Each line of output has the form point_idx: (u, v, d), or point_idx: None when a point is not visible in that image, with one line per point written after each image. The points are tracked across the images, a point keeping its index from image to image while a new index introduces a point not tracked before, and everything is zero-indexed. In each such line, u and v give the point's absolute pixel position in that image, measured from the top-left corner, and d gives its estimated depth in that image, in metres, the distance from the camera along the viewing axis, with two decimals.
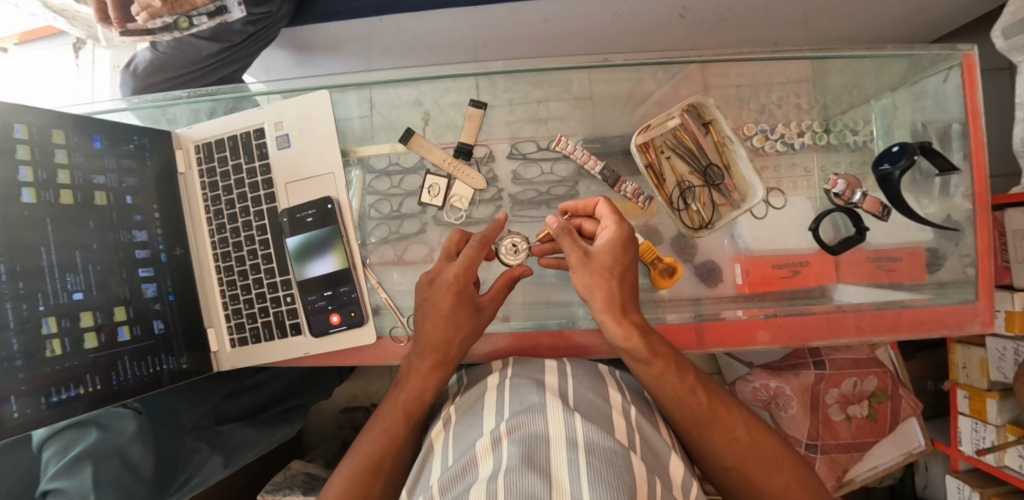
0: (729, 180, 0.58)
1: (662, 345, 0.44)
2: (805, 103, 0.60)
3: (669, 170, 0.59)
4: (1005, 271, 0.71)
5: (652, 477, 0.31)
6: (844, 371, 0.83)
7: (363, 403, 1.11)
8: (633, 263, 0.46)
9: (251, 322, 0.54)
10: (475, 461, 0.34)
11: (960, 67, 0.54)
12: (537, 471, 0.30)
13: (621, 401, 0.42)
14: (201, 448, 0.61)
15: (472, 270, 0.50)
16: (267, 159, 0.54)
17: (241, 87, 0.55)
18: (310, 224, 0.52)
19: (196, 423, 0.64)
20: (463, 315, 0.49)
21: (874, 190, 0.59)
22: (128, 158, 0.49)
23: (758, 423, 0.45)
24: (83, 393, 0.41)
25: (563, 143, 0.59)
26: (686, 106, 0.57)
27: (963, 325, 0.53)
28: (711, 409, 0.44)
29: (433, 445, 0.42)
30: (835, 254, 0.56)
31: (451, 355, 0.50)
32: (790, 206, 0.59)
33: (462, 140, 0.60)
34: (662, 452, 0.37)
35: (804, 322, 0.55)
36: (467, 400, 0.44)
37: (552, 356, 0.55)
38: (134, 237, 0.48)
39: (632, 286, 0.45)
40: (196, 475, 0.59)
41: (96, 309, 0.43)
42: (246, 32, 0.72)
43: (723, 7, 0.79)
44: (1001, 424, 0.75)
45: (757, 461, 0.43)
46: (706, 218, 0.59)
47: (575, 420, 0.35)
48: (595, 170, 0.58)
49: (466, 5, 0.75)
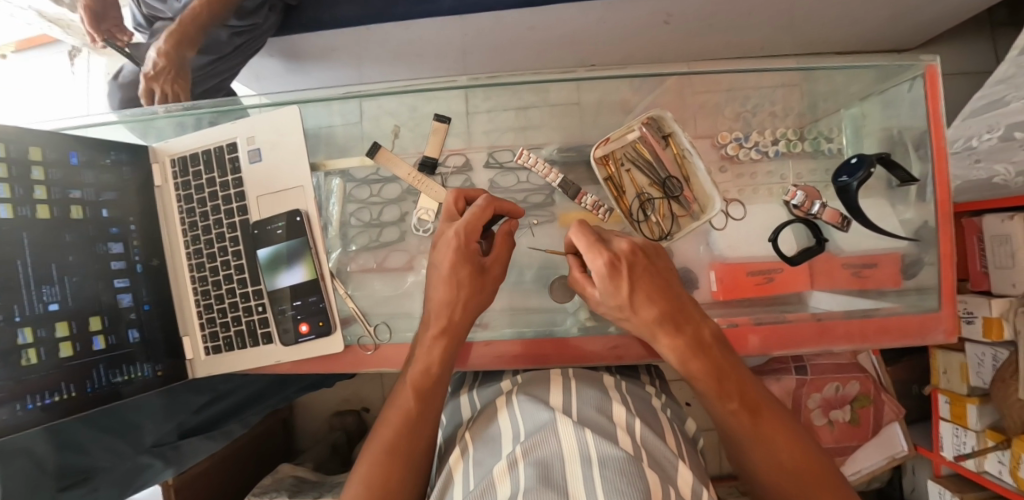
0: (687, 191, 0.58)
1: (703, 365, 0.43)
2: (779, 110, 0.61)
3: (628, 182, 0.59)
4: (983, 276, 0.73)
5: (666, 485, 0.33)
6: (826, 376, 0.83)
7: (353, 407, 1.14)
8: (645, 283, 0.44)
9: (224, 331, 0.55)
10: (492, 483, 0.36)
11: (923, 77, 0.54)
12: (554, 489, 0.32)
13: (627, 417, 0.43)
14: (155, 464, 0.65)
15: (476, 229, 0.49)
16: (239, 173, 0.55)
17: (230, 99, 0.55)
18: (279, 236, 0.53)
19: (157, 440, 0.66)
20: (452, 260, 0.48)
21: (833, 201, 0.60)
22: (106, 172, 0.50)
23: (815, 445, 0.42)
24: (59, 400, 0.42)
25: (524, 156, 0.60)
26: (646, 118, 0.56)
27: (925, 335, 0.54)
28: (760, 433, 0.42)
29: (452, 472, 0.43)
30: (796, 265, 0.57)
31: (458, 323, 0.49)
32: (749, 216, 0.60)
33: (426, 153, 0.61)
34: (668, 462, 0.38)
35: (793, 328, 0.54)
36: (481, 424, 0.46)
37: (558, 363, 0.55)
38: (110, 249, 0.49)
39: (652, 303, 0.44)
40: (147, 481, 0.66)
41: (72, 319, 0.44)
42: (233, 42, 0.77)
43: (706, 13, 0.81)
44: (981, 430, 0.75)
45: (803, 480, 0.40)
46: (665, 229, 0.58)
47: (585, 433, 0.36)
48: (555, 182, 0.59)
49: (451, 14, 0.76)
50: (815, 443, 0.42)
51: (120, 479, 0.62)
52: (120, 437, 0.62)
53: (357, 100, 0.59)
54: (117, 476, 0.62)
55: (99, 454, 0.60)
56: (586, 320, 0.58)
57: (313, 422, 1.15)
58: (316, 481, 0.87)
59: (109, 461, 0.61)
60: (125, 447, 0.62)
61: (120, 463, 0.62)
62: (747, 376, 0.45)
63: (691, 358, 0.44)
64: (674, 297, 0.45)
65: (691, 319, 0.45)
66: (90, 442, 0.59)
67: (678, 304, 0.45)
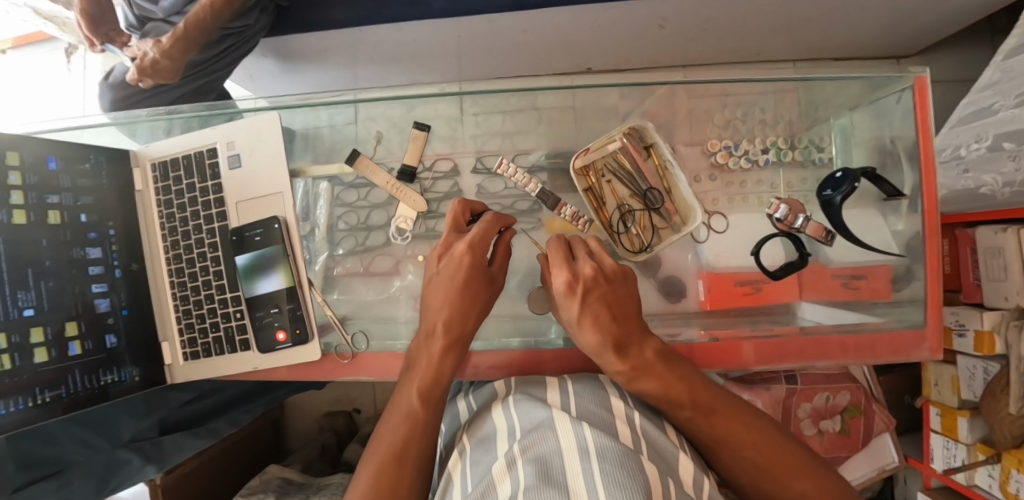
0: (669, 203, 0.57)
1: (650, 384, 0.43)
2: (769, 118, 0.61)
3: (608, 193, 0.59)
4: (976, 288, 0.72)
5: (664, 477, 0.34)
6: (817, 386, 0.82)
7: (345, 407, 1.14)
8: (588, 305, 0.44)
9: (203, 337, 0.55)
10: (492, 484, 0.36)
11: (912, 88, 0.53)
12: (555, 486, 0.32)
13: (625, 408, 0.44)
14: (135, 460, 0.64)
15: (488, 241, 0.49)
16: (219, 179, 0.55)
17: (229, 103, 0.56)
18: (257, 242, 0.53)
19: (135, 435, 0.65)
20: (467, 275, 0.48)
21: (817, 213, 0.59)
22: (85, 177, 0.50)
23: (782, 440, 0.41)
24: (33, 405, 0.42)
25: (503, 165, 0.58)
26: (628, 129, 0.56)
27: (908, 353, 0.53)
28: (722, 436, 0.42)
29: (451, 475, 0.43)
30: (776, 279, 0.56)
31: (469, 333, 0.49)
32: (732, 228, 0.59)
33: (405, 162, 0.61)
34: (669, 455, 0.39)
35: (776, 344, 0.54)
36: (479, 427, 0.46)
37: (553, 370, 0.55)
38: (88, 253, 0.49)
39: (597, 328, 0.43)
40: (125, 481, 0.64)
41: (48, 324, 0.45)
42: (223, 44, 0.75)
43: (701, 18, 0.80)
44: (971, 443, 0.74)
45: (774, 475, 0.40)
46: (645, 241, 0.58)
47: (582, 428, 0.38)
48: (534, 192, 0.58)
49: (442, 16, 0.76)
50: (787, 438, 0.42)
51: (97, 474, 0.62)
52: (95, 431, 0.62)
53: (352, 103, 0.58)
54: (92, 470, 0.62)
55: (71, 447, 0.60)
56: (570, 329, 0.56)
57: (304, 421, 1.15)
58: (304, 483, 0.87)
59: (84, 454, 0.61)
60: (101, 442, 0.63)
61: (95, 457, 0.62)
62: (702, 381, 0.44)
63: (633, 380, 0.43)
64: (621, 322, 0.44)
65: (637, 342, 0.44)
66: (61, 434, 0.59)
67: (619, 323, 0.44)
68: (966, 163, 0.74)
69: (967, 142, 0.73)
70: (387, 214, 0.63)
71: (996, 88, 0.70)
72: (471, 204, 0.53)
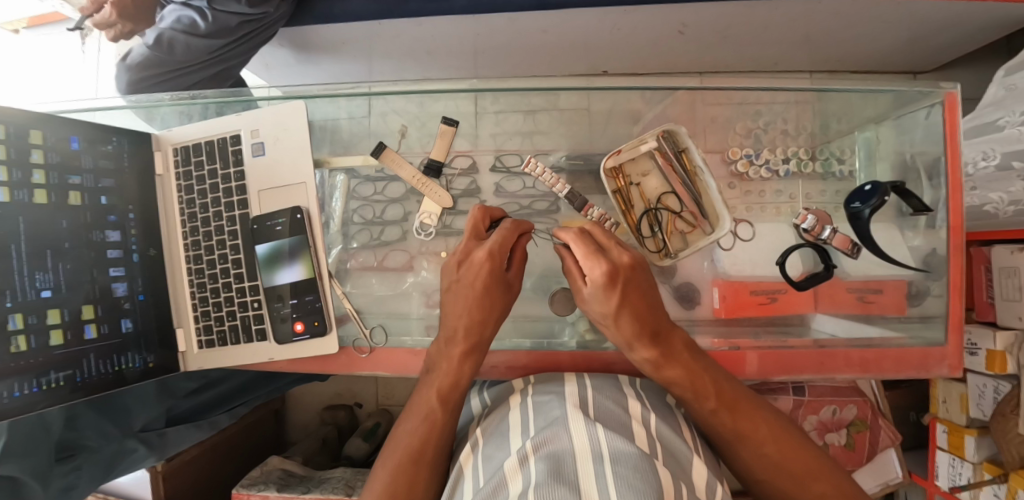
0: (696, 207, 0.57)
1: (675, 371, 0.44)
2: (792, 129, 0.60)
3: (636, 195, 0.58)
4: (989, 307, 0.72)
5: (677, 482, 0.33)
6: (824, 398, 0.80)
7: (346, 401, 1.14)
8: (627, 298, 0.43)
9: (218, 324, 0.55)
10: (504, 480, 0.35)
11: (941, 104, 0.53)
12: (565, 485, 0.32)
13: (641, 410, 0.43)
14: (140, 449, 0.63)
15: (506, 247, 0.48)
16: (241, 165, 0.54)
17: (242, 92, 0.55)
18: (279, 232, 0.53)
19: (145, 425, 0.64)
20: (485, 280, 0.47)
21: (842, 223, 0.59)
22: (106, 158, 0.49)
23: (794, 435, 0.43)
24: (47, 388, 0.41)
25: (532, 165, 0.58)
26: (662, 132, 0.56)
27: (928, 367, 0.53)
28: (736, 428, 0.43)
29: (462, 468, 0.42)
30: (802, 289, 0.56)
31: (485, 336, 0.48)
32: (757, 237, 0.58)
33: (431, 157, 0.60)
34: (683, 458, 0.39)
35: (794, 355, 0.54)
36: (492, 423, 0.46)
37: (570, 371, 0.54)
38: (107, 237, 0.49)
39: (635, 320, 0.43)
40: (128, 469, 0.63)
41: (64, 307, 0.44)
42: (241, 30, 0.74)
43: (722, 25, 0.80)
44: (978, 462, 0.74)
45: (786, 475, 0.42)
46: (669, 246, 0.58)
47: (597, 429, 0.37)
48: (561, 193, 0.57)
49: (464, 13, 0.75)
50: (797, 433, 0.44)
51: (104, 463, 0.59)
52: (107, 417, 0.61)
53: (365, 96, 0.59)
54: (102, 459, 0.59)
55: (87, 432, 0.59)
56: (584, 333, 0.56)
57: (305, 414, 1.15)
58: (305, 476, 0.86)
59: (96, 440, 0.59)
60: (114, 429, 0.61)
61: (106, 444, 0.60)
62: (724, 375, 0.45)
63: (664, 365, 0.44)
64: (655, 309, 0.45)
65: (667, 329, 0.45)
66: (81, 420, 0.58)
67: (657, 318, 0.44)
68: (972, 181, 0.71)
69: (973, 159, 0.71)
70: (408, 210, 0.63)
71: (1003, 103, 0.69)
72: (490, 210, 0.52)
